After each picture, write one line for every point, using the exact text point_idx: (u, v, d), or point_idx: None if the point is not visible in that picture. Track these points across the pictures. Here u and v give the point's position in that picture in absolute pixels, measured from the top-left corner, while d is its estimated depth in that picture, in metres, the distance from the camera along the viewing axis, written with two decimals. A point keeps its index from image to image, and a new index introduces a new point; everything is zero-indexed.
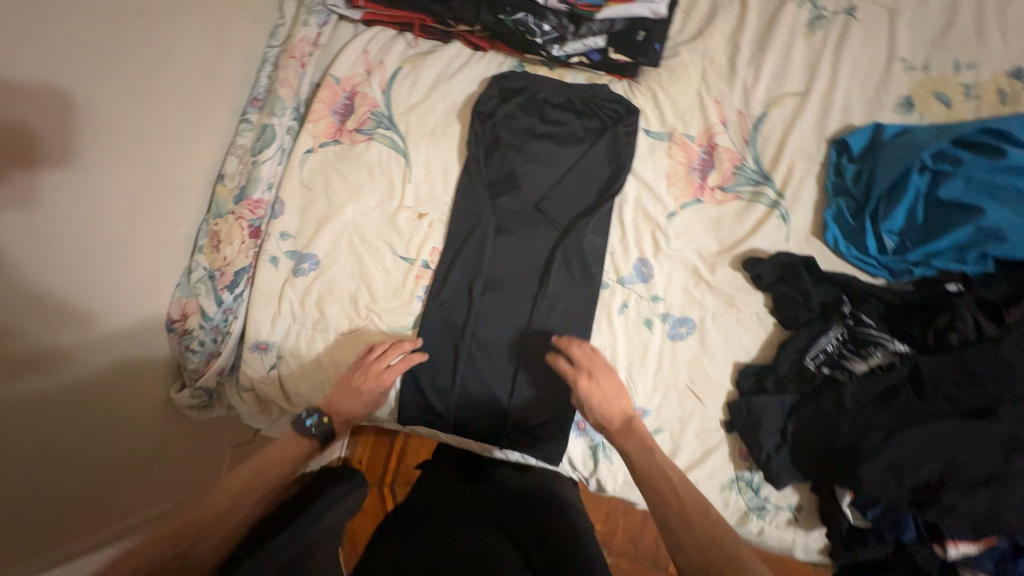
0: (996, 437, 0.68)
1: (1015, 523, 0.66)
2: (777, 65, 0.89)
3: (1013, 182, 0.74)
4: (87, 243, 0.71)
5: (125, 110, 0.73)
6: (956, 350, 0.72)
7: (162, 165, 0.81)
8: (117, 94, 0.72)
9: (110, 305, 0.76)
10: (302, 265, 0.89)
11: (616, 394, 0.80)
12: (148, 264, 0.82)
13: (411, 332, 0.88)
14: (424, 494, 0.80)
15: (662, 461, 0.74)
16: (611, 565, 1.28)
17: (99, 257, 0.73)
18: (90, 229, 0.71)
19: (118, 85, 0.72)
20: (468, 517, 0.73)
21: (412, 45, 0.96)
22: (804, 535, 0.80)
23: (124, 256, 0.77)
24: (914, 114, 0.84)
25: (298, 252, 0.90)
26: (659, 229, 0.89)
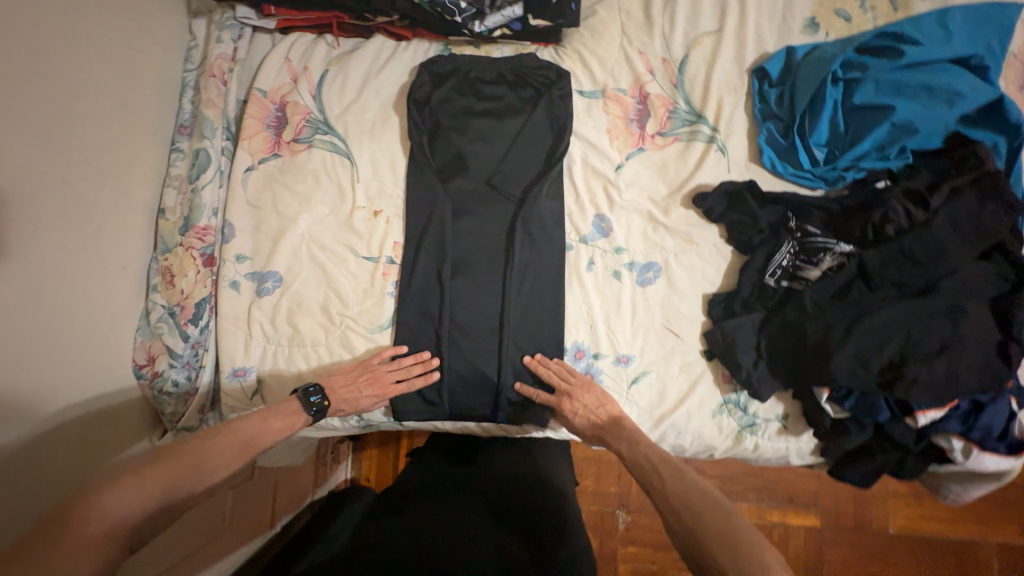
0: (940, 309, 0.74)
1: (970, 382, 0.72)
2: (689, 8, 0.93)
3: (915, 78, 0.81)
4: (28, 299, 0.67)
5: (44, 155, 0.70)
6: (893, 240, 0.77)
7: (93, 208, 0.78)
8: (31, 139, 0.68)
9: (64, 359, 0.73)
10: (265, 283, 0.87)
11: (599, 401, 0.83)
12: (99, 312, 0.79)
13: (390, 329, 0.88)
14: (426, 504, 0.83)
15: (634, 433, 0.78)
16: (631, 521, 1.32)
17: (43, 311, 0.70)
18: (28, 284, 0.67)
19: (31, 130, 0.68)
20: (458, 514, 0.81)
21: (334, 45, 0.95)
22: (796, 441, 0.86)
23: (69, 307, 0.74)
24: (820, 33, 0.90)
25: (257, 272, 0.88)
26: (610, 183, 0.92)
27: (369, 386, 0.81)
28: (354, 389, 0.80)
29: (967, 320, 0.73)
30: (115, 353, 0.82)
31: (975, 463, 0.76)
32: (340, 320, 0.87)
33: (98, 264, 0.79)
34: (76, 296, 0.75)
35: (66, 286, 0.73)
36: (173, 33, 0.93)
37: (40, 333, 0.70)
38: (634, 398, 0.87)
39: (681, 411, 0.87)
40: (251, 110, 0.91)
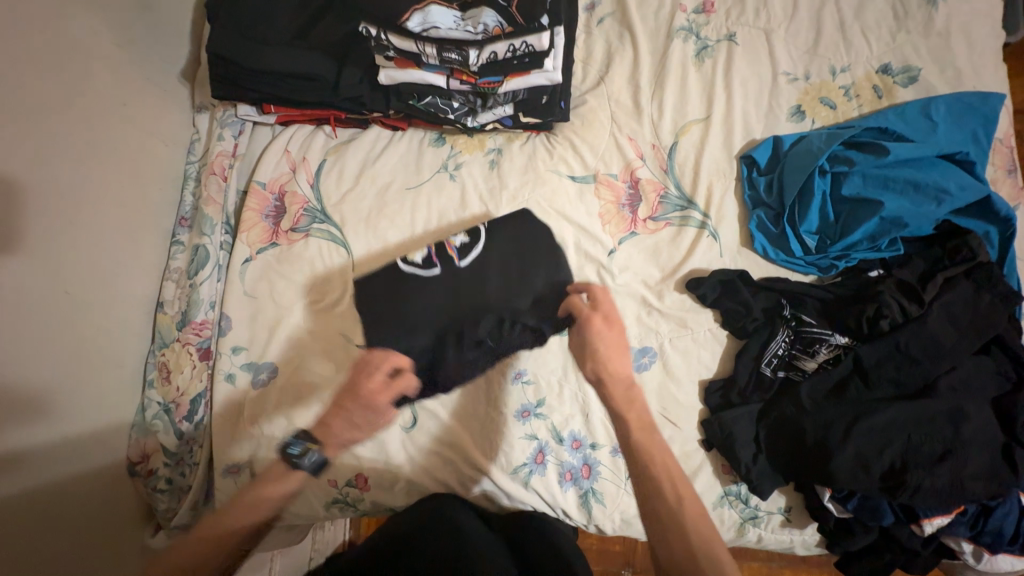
0: (941, 411, 0.73)
1: (975, 489, 0.70)
2: (676, 96, 0.95)
3: (903, 174, 0.81)
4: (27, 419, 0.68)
5: (48, 275, 0.72)
6: (889, 335, 0.77)
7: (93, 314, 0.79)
8: (38, 256, 0.70)
9: (66, 466, 0.74)
10: (299, 455, 0.80)
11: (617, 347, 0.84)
12: (93, 417, 0.79)
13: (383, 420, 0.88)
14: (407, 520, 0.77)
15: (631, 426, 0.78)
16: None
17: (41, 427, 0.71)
18: (27, 404, 0.69)
19: (38, 255, 0.70)
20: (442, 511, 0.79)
21: (332, 135, 0.98)
22: (800, 533, 0.84)
23: (75, 415, 0.76)
24: (806, 120, 0.92)
25: (301, 438, 0.81)
26: (603, 268, 0.93)
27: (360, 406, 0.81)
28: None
29: (968, 422, 0.71)
30: (109, 451, 0.82)
31: (987, 564, 0.74)
32: None
33: (98, 368, 0.80)
34: (67, 404, 0.75)
35: (59, 395, 0.73)
36: (177, 129, 0.95)
37: (31, 455, 0.69)
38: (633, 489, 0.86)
39: None
40: (250, 202, 0.93)
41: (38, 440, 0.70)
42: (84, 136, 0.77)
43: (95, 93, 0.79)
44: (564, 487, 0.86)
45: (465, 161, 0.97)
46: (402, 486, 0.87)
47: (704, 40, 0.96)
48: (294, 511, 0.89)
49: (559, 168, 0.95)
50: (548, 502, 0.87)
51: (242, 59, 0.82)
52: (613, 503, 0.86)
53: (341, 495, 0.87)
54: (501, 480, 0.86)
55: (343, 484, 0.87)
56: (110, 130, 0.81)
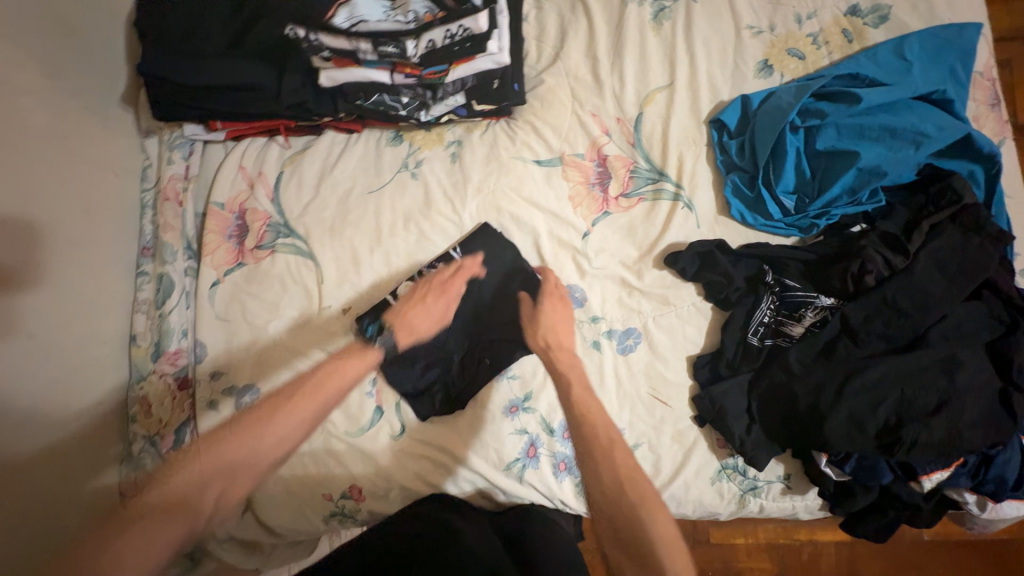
0: (933, 363, 0.70)
1: (974, 438, 0.67)
2: (637, 65, 0.91)
3: (878, 121, 0.77)
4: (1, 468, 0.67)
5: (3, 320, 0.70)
6: (875, 290, 0.74)
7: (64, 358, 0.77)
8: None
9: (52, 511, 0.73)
10: (377, 333, 0.82)
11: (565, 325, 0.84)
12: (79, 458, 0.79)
13: (371, 430, 0.87)
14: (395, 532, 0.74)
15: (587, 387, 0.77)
16: None
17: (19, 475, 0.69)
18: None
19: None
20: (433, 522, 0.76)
21: (286, 146, 0.95)
22: (802, 499, 0.83)
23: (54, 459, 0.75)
24: (775, 75, 0.87)
25: (376, 319, 0.84)
26: (578, 253, 0.90)
27: (437, 300, 0.84)
28: (331, 386, 0.76)
29: (963, 371, 0.69)
30: (101, 489, 0.82)
31: (992, 513, 0.73)
32: (324, 425, 0.87)
33: (73, 409, 0.79)
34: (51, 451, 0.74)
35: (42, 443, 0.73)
36: (126, 157, 0.92)
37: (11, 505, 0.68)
38: None
39: (679, 482, 0.84)
40: (211, 224, 0.91)
41: (27, 487, 0.70)
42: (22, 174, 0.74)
43: (31, 130, 0.76)
44: (560, 477, 0.86)
45: (425, 157, 0.93)
46: (397, 493, 0.86)
47: (661, 2, 0.91)
48: (294, 529, 0.88)
49: (522, 154, 0.92)
50: (546, 493, 0.86)
51: (175, 76, 0.78)
52: None
53: (337, 508, 0.86)
54: (479, 467, 0.85)
55: (338, 497, 0.86)
56: (50, 165, 0.78)
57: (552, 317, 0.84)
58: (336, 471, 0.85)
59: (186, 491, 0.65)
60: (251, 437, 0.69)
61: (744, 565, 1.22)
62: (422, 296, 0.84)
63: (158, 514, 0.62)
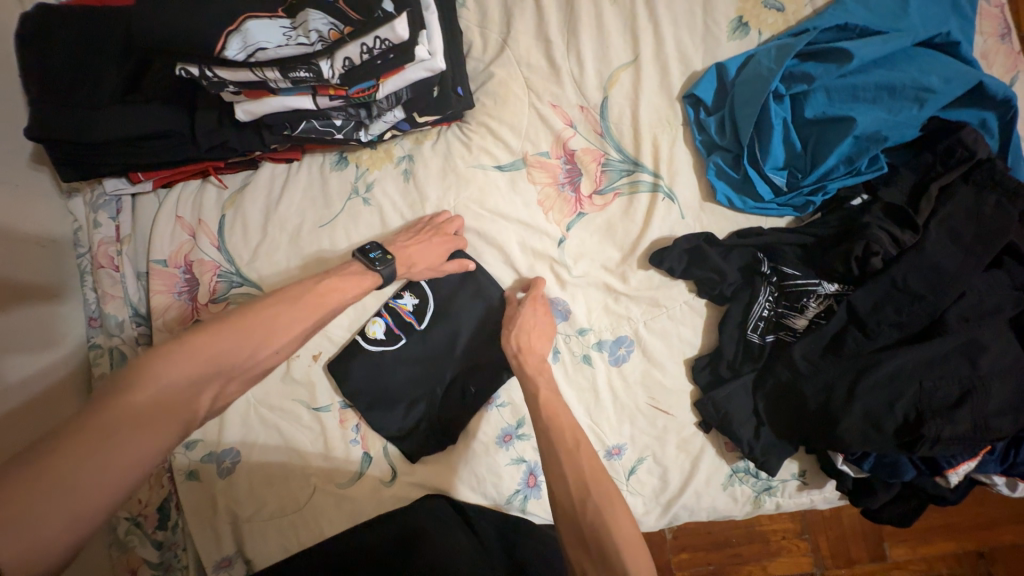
0: (953, 348, 0.64)
1: (1003, 426, 0.62)
2: (596, 41, 0.80)
3: (873, 78, 0.68)
4: None
5: None
6: (883, 273, 0.67)
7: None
8: None
9: None
10: (381, 258, 0.74)
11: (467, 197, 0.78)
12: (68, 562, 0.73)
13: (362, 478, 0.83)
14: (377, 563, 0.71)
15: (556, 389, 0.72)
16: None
17: None
18: None
19: None
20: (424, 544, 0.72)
21: (222, 186, 0.86)
22: (820, 492, 0.79)
23: None
24: (752, 34, 0.76)
25: (379, 244, 0.76)
26: (556, 262, 0.83)
27: (441, 243, 0.78)
28: (324, 299, 0.68)
29: (986, 354, 0.63)
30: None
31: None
32: (313, 480, 0.83)
33: None
34: None
35: None
36: (52, 223, 0.83)
37: None
38: (634, 489, 0.81)
39: (690, 492, 0.80)
40: (156, 284, 0.84)
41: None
42: None
43: None
44: None
45: (376, 178, 0.84)
46: None
47: None
48: None
49: (481, 160, 0.82)
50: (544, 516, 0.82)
51: (74, 135, 0.69)
52: None
53: None
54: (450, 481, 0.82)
55: None
56: None
57: (528, 321, 0.77)
58: (332, 525, 0.82)
59: (179, 391, 0.52)
60: (236, 327, 0.59)
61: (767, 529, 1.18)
62: (427, 234, 0.79)
63: (139, 414, 0.49)
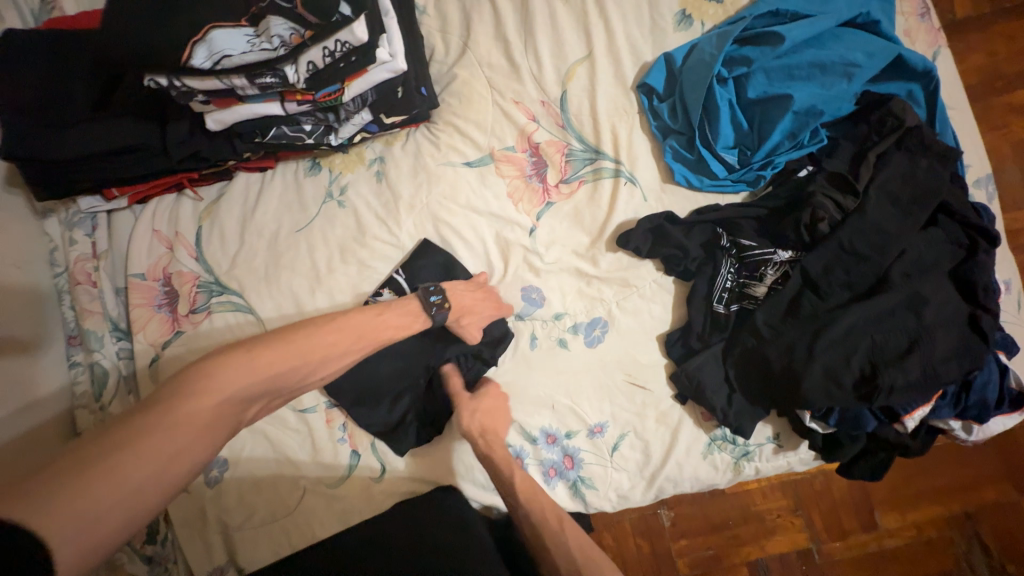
0: (899, 302, 0.68)
1: (949, 371, 0.66)
2: (551, 39, 0.84)
3: (805, 57, 0.73)
4: None
5: None
6: (830, 237, 0.71)
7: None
8: None
9: None
10: (439, 305, 0.77)
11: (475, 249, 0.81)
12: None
13: (351, 476, 0.84)
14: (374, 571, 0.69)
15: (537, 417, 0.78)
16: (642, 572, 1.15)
17: None
18: None
19: None
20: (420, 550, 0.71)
21: (198, 199, 0.88)
22: (795, 454, 0.82)
23: None
24: (695, 25, 0.82)
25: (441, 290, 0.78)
26: (528, 250, 0.86)
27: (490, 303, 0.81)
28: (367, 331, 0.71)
29: (929, 305, 0.67)
30: None
31: (980, 434, 0.72)
32: (303, 482, 0.83)
33: None
34: None
35: None
36: (27, 245, 0.83)
37: None
38: (619, 465, 0.83)
39: (672, 463, 0.82)
40: (135, 298, 0.84)
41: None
42: None
43: None
44: (551, 484, 0.83)
45: (349, 181, 0.87)
46: None
47: None
48: None
49: (450, 158, 0.86)
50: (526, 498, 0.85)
51: (40, 152, 0.70)
52: (604, 485, 0.83)
53: None
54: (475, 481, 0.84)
55: None
56: None
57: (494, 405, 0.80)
58: (324, 525, 0.82)
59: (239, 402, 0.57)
60: (297, 348, 0.63)
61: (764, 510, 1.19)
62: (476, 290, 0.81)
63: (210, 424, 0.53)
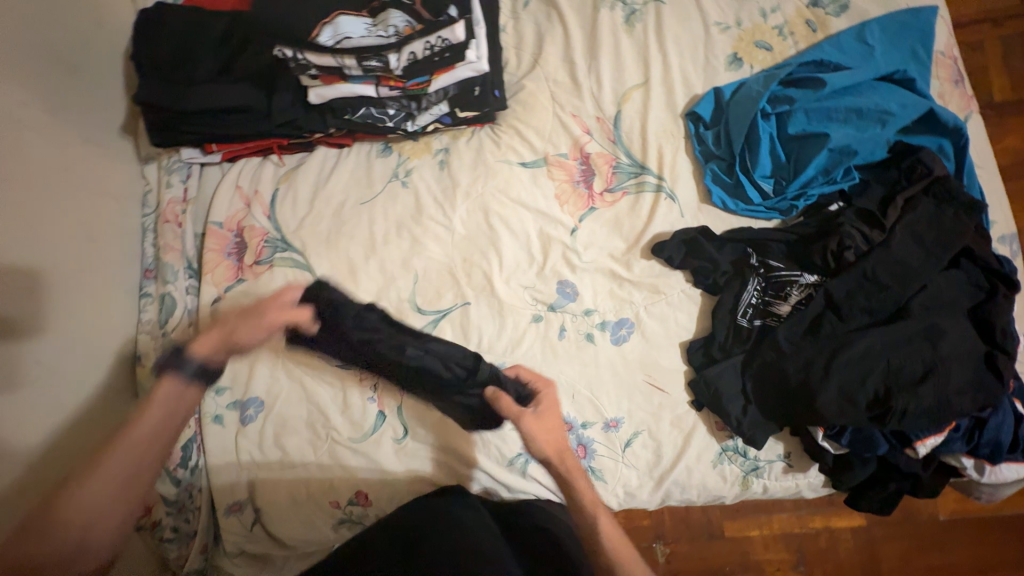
0: (916, 332, 0.72)
1: (962, 403, 0.69)
2: (612, 65, 0.94)
3: (843, 103, 0.81)
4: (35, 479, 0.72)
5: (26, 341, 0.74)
6: (855, 265, 0.77)
7: (78, 388, 0.81)
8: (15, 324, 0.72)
9: None
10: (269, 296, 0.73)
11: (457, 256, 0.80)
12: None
13: (373, 436, 0.87)
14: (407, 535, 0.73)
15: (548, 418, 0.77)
16: None
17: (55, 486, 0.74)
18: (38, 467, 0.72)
19: (20, 320, 0.73)
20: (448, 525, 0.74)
21: (280, 164, 0.98)
22: (804, 477, 0.84)
23: None
24: (744, 67, 0.91)
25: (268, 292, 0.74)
26: (568, 248, 0.92)
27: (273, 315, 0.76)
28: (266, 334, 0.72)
29: (946, 338, 0.71)
30: None
31: (992, 476, 0.73)
32: (328, 434, 0.88)
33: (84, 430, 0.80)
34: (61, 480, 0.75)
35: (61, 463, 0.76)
36: (126, 184, 0.95)
37: None
38: (630, 462, 0.86)
39: (682, 467, 0.85)
40: (210, 242, 0.94)
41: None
42: (38, 201, 0.78)
43: (37, 162, 0.79)
44: None
45: (415, 166, 0.96)
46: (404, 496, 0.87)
47: (631, 6, 0.95)
48: (301, 537, 0.87)
49: (508, 157, 0.95)
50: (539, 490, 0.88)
51: (170, 103, 0.83)
52: (614, 478, 0.86)
53: (345, 515, 0.87)
54: (506, 476, 0.87)
55: (345, 503, 0.86)
56: (58, 192, 0.81)
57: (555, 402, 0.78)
58: (343, 476, 0.86)
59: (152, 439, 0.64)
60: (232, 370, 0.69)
61: (761, 560, 1.19)
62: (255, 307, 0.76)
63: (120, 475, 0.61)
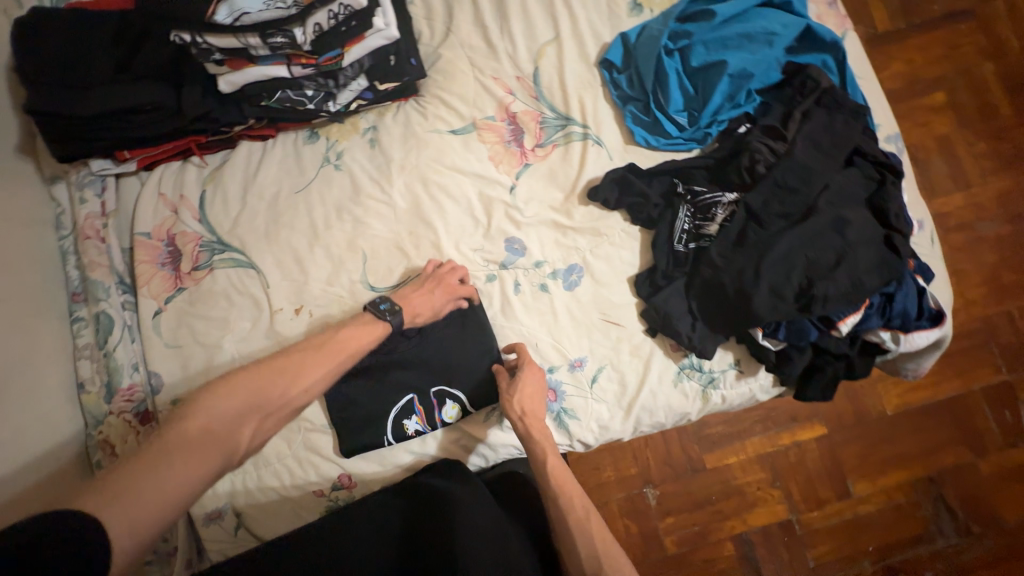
0: (825, 225, 0.80)
1: (872, 282, 0.77)
2: (523, 25, 0.97)
3: (735, 31, 0.88)
4: None
5: None
6: (766, 176, 0.84)
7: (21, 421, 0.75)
8: None
9: None
10: (391, 309, 0.81)
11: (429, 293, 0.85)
12: None
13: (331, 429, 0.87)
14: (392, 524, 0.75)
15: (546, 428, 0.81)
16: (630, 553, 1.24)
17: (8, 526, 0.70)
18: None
19: None
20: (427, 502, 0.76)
21: (202, 165, 0.94)
22: (755, 380, 0.91)
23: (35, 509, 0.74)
24: (645, 12, 0.96)
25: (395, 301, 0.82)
26: (510, 206, 0.95)
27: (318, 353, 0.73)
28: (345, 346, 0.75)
29: (850, 226, 0.79)
30: None
31: (907, 345, 0.82)
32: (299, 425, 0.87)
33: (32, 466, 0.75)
34: None
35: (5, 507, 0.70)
36: (35, 208, 0.89)
37: None
38: (598, 397, 0.90)
39: (646, 392, 0.90)
40: (141, 255, 0.90)
41: None
42: None
43: None
44: None
45: (345, 148, 0.96)
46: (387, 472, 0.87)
47: None
48: None
49: (437, 126, 0.96)
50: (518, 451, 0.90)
51: (67, 109, 0.80)
52: (586, 415, 0.90)
53: (332, 502, 0.86)
54: (484, 435, 0.88)
55: (330, 490, 0.86)
56: None
57: (526, 381, 0.83)
58: (322, 464, 0.86)
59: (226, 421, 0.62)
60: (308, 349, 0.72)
61: (742, 483, 1.28)
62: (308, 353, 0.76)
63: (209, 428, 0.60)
